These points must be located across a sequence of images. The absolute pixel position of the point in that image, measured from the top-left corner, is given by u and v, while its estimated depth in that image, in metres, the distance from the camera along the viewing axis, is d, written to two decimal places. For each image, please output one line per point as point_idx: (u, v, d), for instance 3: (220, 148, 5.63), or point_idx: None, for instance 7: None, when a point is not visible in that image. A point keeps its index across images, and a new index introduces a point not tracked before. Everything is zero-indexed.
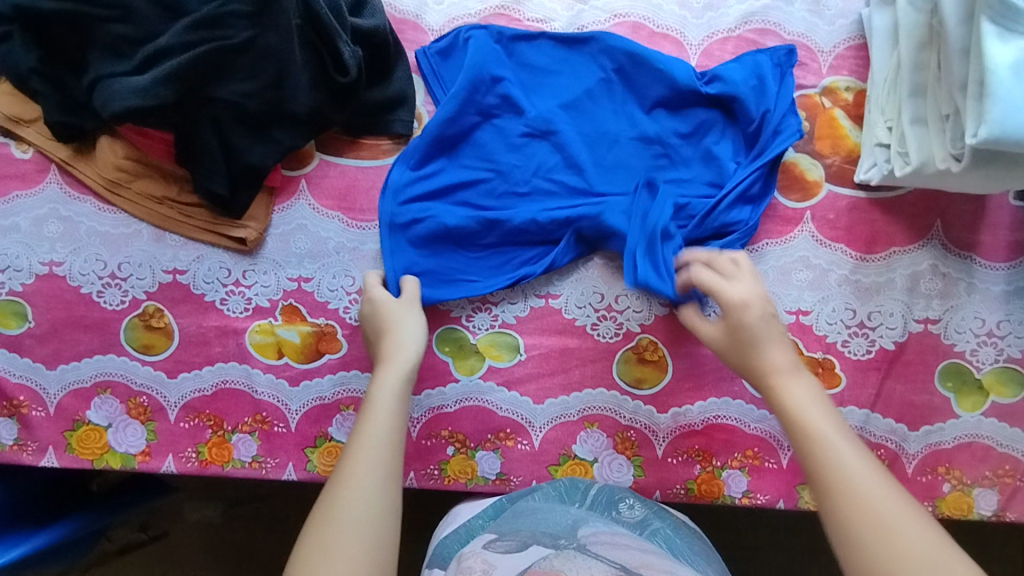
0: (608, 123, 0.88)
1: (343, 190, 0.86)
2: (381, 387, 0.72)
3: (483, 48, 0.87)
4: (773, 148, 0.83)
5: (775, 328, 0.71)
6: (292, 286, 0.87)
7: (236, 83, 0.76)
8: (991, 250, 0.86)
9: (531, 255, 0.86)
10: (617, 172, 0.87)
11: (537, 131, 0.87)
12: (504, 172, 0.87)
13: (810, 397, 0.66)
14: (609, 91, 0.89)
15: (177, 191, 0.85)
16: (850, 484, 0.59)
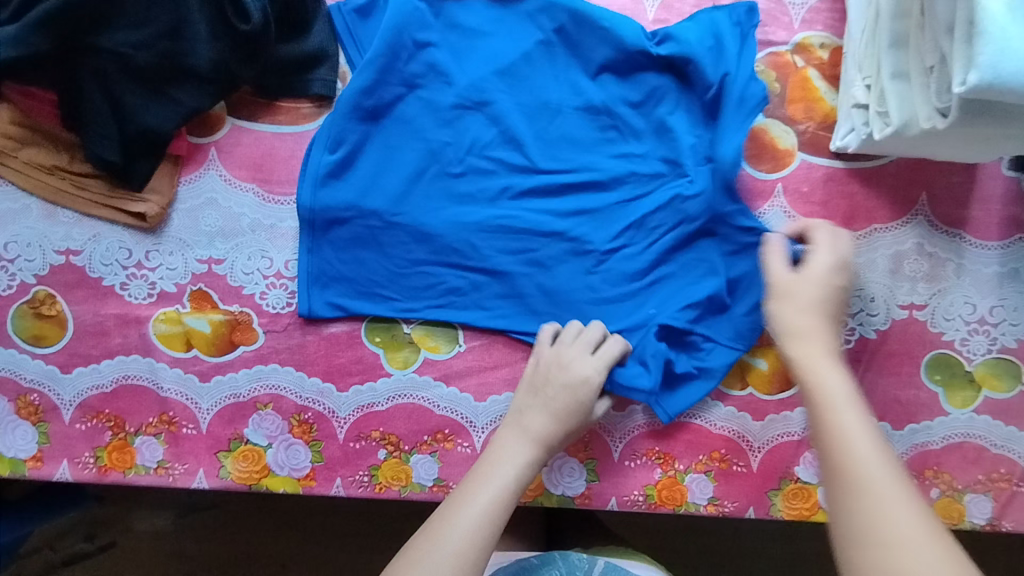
0: (547, 93, 0.78)
1: (259, 160, 0.77)
2: (514, 433, 0.67)
3: (404, 8, 0.77)
4: (737, 115, 0.75)
5: (819, 293, 0.63)
6: (201, 269, 0.78)
7: (123, 31, 0.68)
8: (981, 227, 0.77)
9: (462, 279, 0.76)
10: (562, 147, 0.78)
11: (469, 102, 0.78)
12: (436, 153, 0.77)
13: (841, 382, 0.56)
14: (549, 58, 0.79)
15: (69, 160, 0.75)
16: (866, 477, 0.49)
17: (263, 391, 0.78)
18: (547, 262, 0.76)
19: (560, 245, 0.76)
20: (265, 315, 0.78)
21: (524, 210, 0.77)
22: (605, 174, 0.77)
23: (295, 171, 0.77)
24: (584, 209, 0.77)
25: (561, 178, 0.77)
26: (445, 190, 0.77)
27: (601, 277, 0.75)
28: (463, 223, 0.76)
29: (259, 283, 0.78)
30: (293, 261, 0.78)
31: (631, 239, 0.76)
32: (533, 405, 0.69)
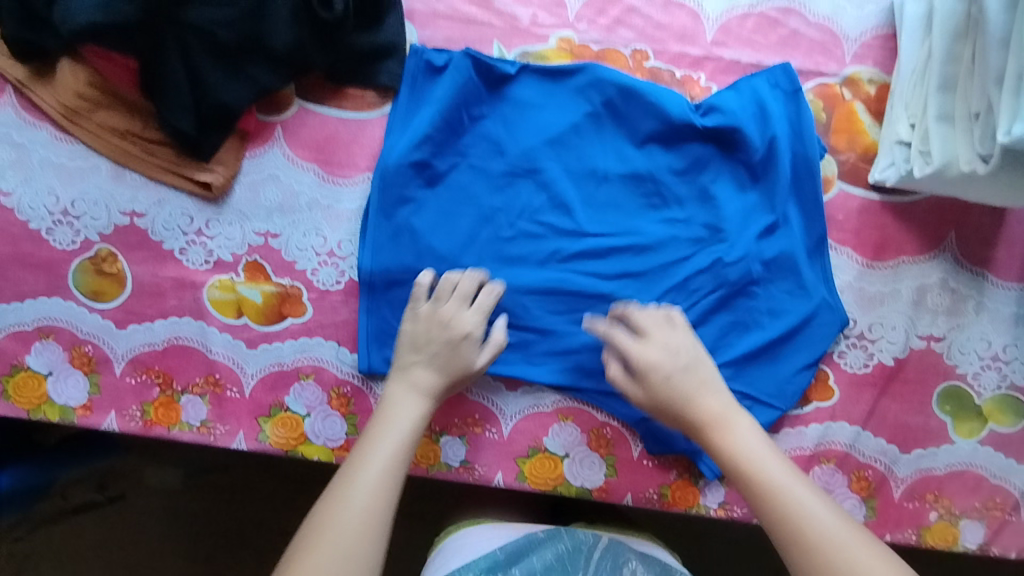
0: (595, 160, 0.81)
1: (322, 142, 0.80)
2: (403, 390, 0.72)
3: (466, 84, 0.79)
4: (781, 176, 0.79)
5: (697, 376, 0.71)
6: (258, 242, 0.81)
7: (209, 8, 0.69)
8: (1004, 268, 0.81)
9: (512, 338, 0.80)
10: (607, 212, 0.81)
11: (520, 169, 0.80)
12: (489, 217, 0.80)
13: (758, 450, 0.67)
14: (598, 130, 0.81)
15: (142, 126, 0.78)
16: (796, 507, 0.62)
17: (306, 362, 0.82)
18: (593, 322, 0.80)
19: (606, 307, 0.79)
20: (315, 291, 0.81)
21: (574, 274, 0.80)
22: (648, 238, 0.80)
23: (356, 156, 0.80)
24: (629, 271, 0.80)
25: (608, 241, 0.80)
26: (497, 252, 0.80)
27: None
28: (515, 284, 0.79)
29: (312, 259, 0.81)
30: (346, 241, 0.81)
31: (673, 301, 0.79)
32: (423, 360, 0.73)
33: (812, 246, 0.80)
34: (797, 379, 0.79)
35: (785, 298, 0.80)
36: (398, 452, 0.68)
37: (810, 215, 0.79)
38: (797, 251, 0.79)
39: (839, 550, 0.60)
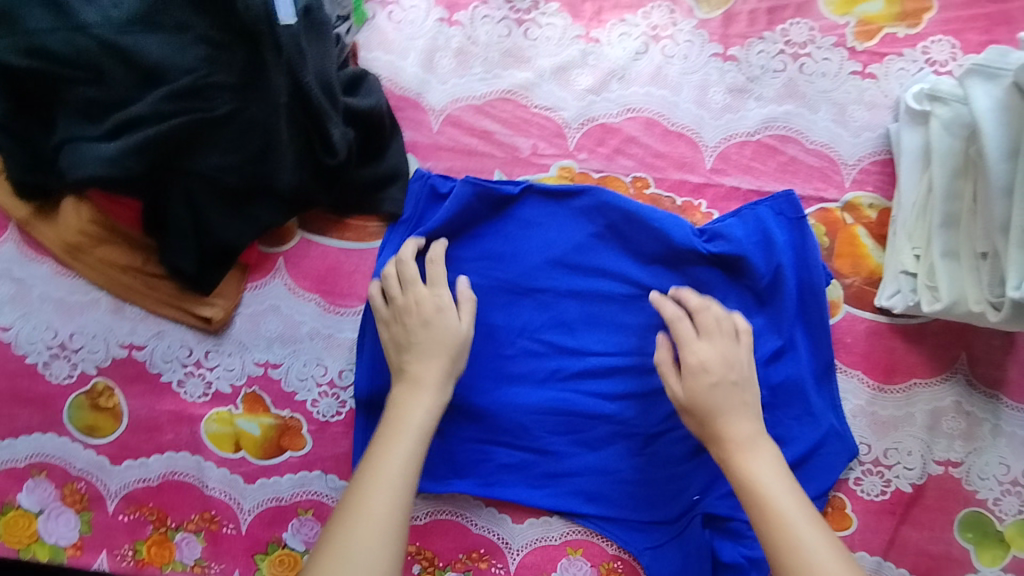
0: (597, 282, 0.78)
1: (323, 272, 0.79)
2: (410, 390, 0.68)
3: (468, 211, 0.77)
4: (790, 305, 0.76)
5: (736, 396, 0.68)
6: (257, 372, 0.79)
7: (213, 156, 0.68)
8: (1018, 390, 0.79)
9: (514, 459, 0.78)
10: (610, 332, 0.78)
11: (520, 288, 0.78)
12: (489, 338, 0.78)
13: (767, 471, 0.64)
14: (601, 254, 0.78)
15: (143, 261, 0.77)
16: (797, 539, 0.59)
17: (305, 497, 0.79)
18: (594, 443, 0.78)
19: (607, 428, 0.78)
20: (315, 422, 0.79)
21: (575, 394, 0.78)
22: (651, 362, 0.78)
23: (358, 286, 0.79)
24: (631, 393, 0.78)
25: (613, 364, 0.78)
26: (499, 372, 0.78)
27: (647, 459, 0.78)
28: (517, 406, 0.78)
29: (312, 390, 0.79)
30: (347, 370, 0.79)
31: (676, 423, 0.78)
32: (417, 356, 0.69)
33: (821, 372, 0.78)
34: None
35: (793, 424, 0.77)
36: (415, 446, 0.64)
37: (813, 338, 0.78)
38: (804, 381, 0.77)
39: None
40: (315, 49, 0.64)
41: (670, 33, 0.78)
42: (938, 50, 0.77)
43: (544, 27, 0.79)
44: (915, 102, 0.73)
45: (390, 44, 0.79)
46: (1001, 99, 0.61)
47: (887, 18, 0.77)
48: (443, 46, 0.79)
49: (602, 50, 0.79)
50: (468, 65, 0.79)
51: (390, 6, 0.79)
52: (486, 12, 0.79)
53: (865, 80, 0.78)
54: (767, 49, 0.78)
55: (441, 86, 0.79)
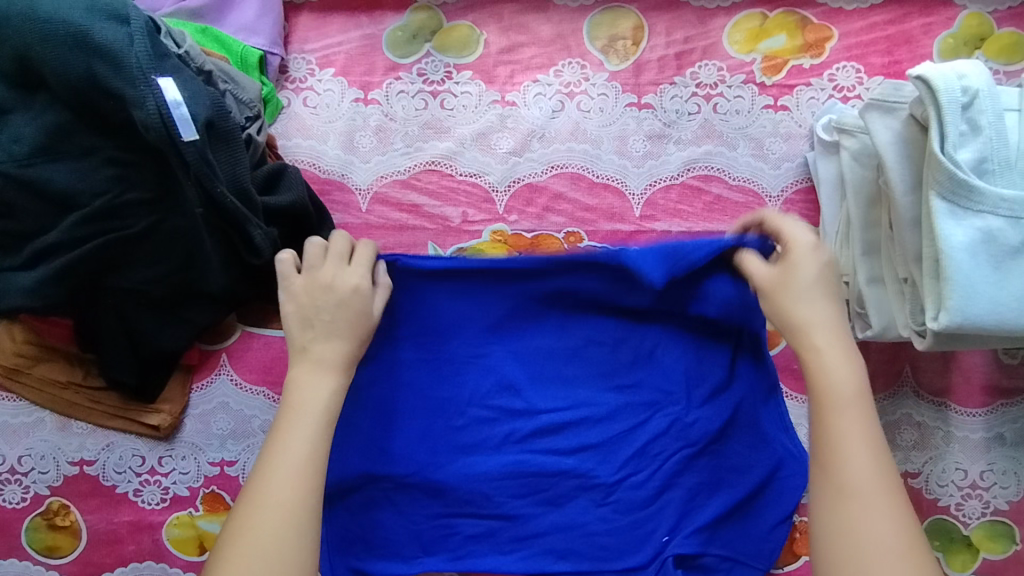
0: (538, 339, 0.74)
1: (269, 363, 0.79)
2: (309, 368, 0.60)
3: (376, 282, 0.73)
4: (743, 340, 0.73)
5: (830, 283, 0.58)
6: (214, 471, 0.78)
7: (137, 271, 0.68)
8: (965, 396, 0.80)
9: (480, 529, 0.73)
10: (557, 386, 0.74)
11: (461, 354, 0.74)
12: (437, 409, 0.73)
13: (855, 394, 0.54)
14: (539, 312, 0.74)
15: (84, 375, 0.76)
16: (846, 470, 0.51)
17: None
18: (558, 500, 0.73)
19: (567, 483, 0.73)
20: None
21: (531, 454, 0.73)
22: (601, 410, 0.74)
23: None
24: (587, 444, 0.73)
25: (563, 417, 0.73)
26: (448, 445, 0.73)
27: (612, 508, 0.72)
28: (474, 475, 0.72)
29: None
30: None
31: (637, 466, 0.73)
32: (320, 336, 0.62)
33: (768, 392, 0.73)
34: (774, 535, 0.73)
35: (747, 453, 0.73)
36: (318, 431, 0.57)
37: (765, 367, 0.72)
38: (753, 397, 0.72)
39: (860, 514, 0.50)
40: (224, 158, 0.64)
41: (584, 89, 0.80)
42: (844, 76, 0.78)
43: (460, 95, 0.80)
44: (825, 132, 0.75)
45: (308, 129, 0.79)
46: (899, 130, 0.63)
47: (791, 51, 0.79)
48: (362, 125, 0.79)
49: (519, 112, 0.80)
50: (389, 141, 0.79)
51: (304, 92, 0.80)
52: (400, 87, 0.80)
53: (778, 113, 0.79)
54: (679, 93, 0.79)
55: (364, 164, 0.79)
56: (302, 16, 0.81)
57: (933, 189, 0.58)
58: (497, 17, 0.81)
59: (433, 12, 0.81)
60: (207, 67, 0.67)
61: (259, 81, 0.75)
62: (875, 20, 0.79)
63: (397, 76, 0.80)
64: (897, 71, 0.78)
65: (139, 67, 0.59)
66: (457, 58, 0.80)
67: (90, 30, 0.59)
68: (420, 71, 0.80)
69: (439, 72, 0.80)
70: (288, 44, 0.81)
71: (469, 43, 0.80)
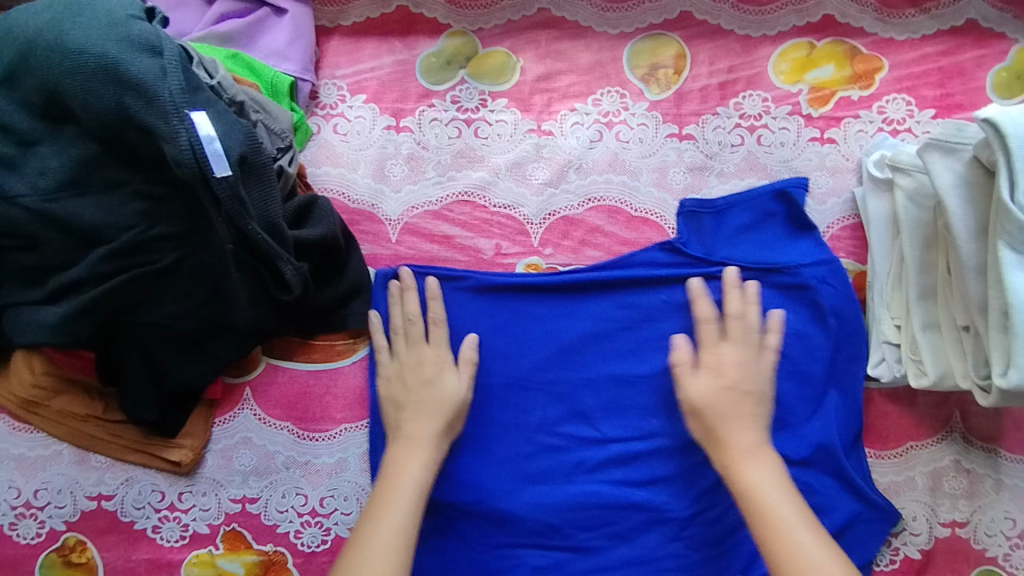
0: (611, 364, 0.71)
1: (293, 399, 0.76)
2: (405, 452, 0.64)
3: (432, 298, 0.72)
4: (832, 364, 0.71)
5: None
6: (235, 508, 0.75)
7: (163, 306, 0.66)
8: (1016, 442, 0.76)
9: (547, 561, 0.68)
10: (628, 414, 0.70)
11: (529, 379, 0.71)
12: (503, 434, 0.70)
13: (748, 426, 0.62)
14: (615, 337, 0.71)
15: (104, 408, 0.74)
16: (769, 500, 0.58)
17: None
18: (628, 534, 0.68)
19: (639, 516, 0.68)
20: (301, 555, 0.74)
21: (602, 485, 0.69)
22: (675, 440, 0.69)
23: (329, 408, 0.76)
24: (659, 475, 0.69)
25: (636, 447, 0.69)
26: (514, 470, 0.69)
27: (685, 544, 0.67)
28: (542, 505, 0.68)
29: (294, 521, 0.75)
30: (328, 497, 0.75)
31: (712, 501, 0.68)
32: (414, 414, 0.66)
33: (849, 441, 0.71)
34: None
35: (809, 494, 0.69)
36: (405, 525, 0.59)
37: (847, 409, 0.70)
38: (836, 446, 0.69)
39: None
40: (256, 194, 0.62)
41: (623, 118, 0.77)
42: (894, 108, 0.75)
43: (494, 124, 0.77)
44: (877, 169, 0.72)
45: (338, 157, 0.77)
46: (963, 174, 0.60)
47: (839, 82, 0.76)
48: (393, 154, 0.77)
49: (556, 142, 0.77)
50: (421, 170, 0.77)
51: (334, 119, 0.77)
52: (433, 114, 0.77)
53: (825, 145, 0.76)
54: (722, 124, 0.77)
55: (395, 194, 0.76)
56: (333, 40, 0.79)
57: (1002, 239, 0.55)
58: (533, 43, 0.78)
59: (468, 38, 0.79)
60: (238, 98, 0.64)
61: (289, 108, 0.73)
62: (927, 50, 0.76)
63: (430, 103, 0.78)
64: (950, 104, 0.75)
65: (172, 101, 0.57)
66: (493, 86, 0.78)
67: (121, 61, 0.57)
68: (454, 99, 0.78)
69: (473, 100, 0.78)
70: (318, 70, 0.79)
71: (505, 70, 0.78)
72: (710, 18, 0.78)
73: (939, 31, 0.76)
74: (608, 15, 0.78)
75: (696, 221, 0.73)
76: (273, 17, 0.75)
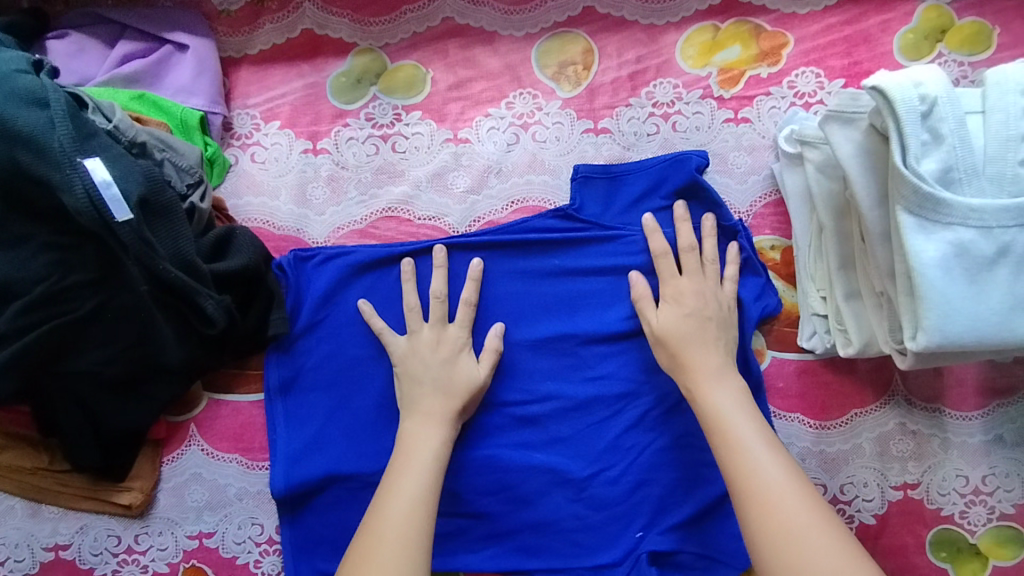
0: (510, 333, 0.73)
1: (239, 430, 0.76)
2: (421, 425, 0.66)
3: (332, 282, 0.74)
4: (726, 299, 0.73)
5: None
6: (193, 545, 0.75)
7: (90, 352, 0.65)
8: (959, 399, 0.76)
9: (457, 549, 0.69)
10: (524, 378, 0.72)
11: None
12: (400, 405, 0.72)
13: (720, 362, 0.64)
14: (512, 298, 0.73)
15: (50, 459, 0.74)
16: (723, 424, 0.60)
17: None
18: (530, 497, 0.70)
19: (540, 479, 0.70)
20: None
21: (500, 450, 0.71)
22: (570, 402, 0.71)
23: None
24: (559, 437, 0.71)
25: (535, 410, 0.72)
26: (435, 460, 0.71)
27: (586, 504, 0.70)
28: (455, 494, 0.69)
29: (252, 551, 0.75)
30: None
31: (609, 460, 0.70)
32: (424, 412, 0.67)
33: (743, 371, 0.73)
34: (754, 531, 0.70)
35: None
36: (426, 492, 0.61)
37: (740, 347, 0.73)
38: None
39: (793, 528, 0.52)
40: (165, 232, 0.63)
41: (538, 119, 0.77)
42: (804, 82, 0.76)
43: (411, 137, 0.78)
44: (788, 144, 0.73)
45: (259, 186, 0.77)
46: (862, 142, 0.61)
47: (746, 61, 0.77)
48: (313, 177, 0.77)
49: (474, 149, 0.77)
50: (342, 190, 0.77)
51: (251, 148, 0.78)
52: (349, 133, 0.78)
53: (739, 125, 0.76)
54: (636, 115, 0.77)
55: (319, 217, 0.77)
56: (242, 70, 0.79)
57: (899, 205, 0.56)
58: (442, 53, 0.79)
59: (376, 54, 0.79)
60: (140, 139, 0.65)
61: (203, 142, 0.74)
62: (831, 22, 0.77)
63: (345, 123, 0.78)
64: (858, 72, 0.75)
65: (63, 151, 0.58)
66: (405, 99, 0.78)
67: (8, 117, 0.58)
68: (368, 116, 0.78)
69: (388, 115, 0.78)
70: (232, 101, 0.79)
71: (416, 82, 0.78)
72: (613, 10, 0.78)
73: (841, 0, 0.77)
74: (513, 18, 0.79)
75: (591, 186, 0.74)
76: (177, 53, 0.76)
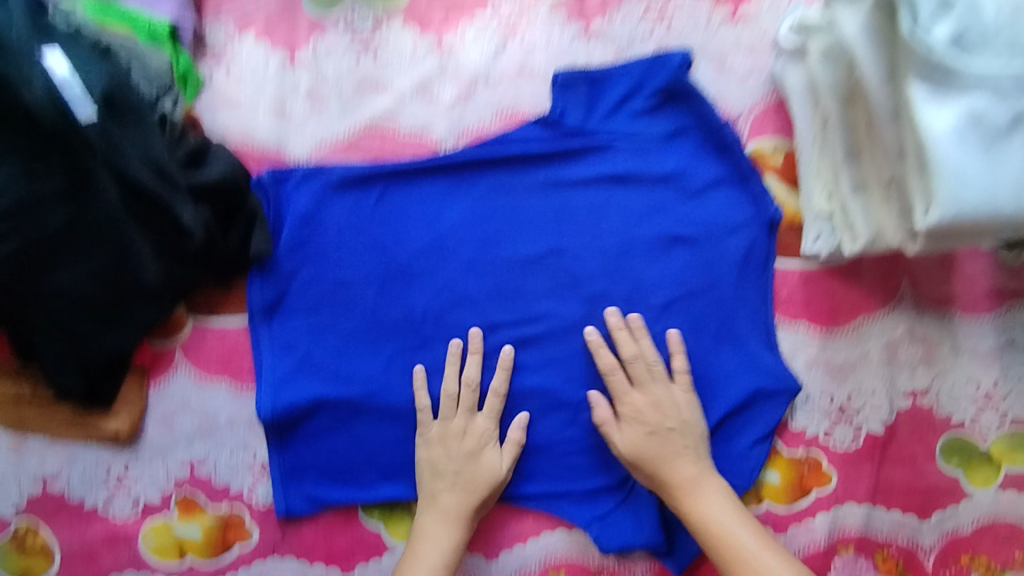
0: (497, 247, 0.70)
1: (226, 355, 0.74)
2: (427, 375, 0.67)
3: (313, 203, 0.71)
4: (718, 204, 0.71)
5: None
6: (185, 473, 0.73)
7: (64, 270, 0.62)
8: (970, 302, 0.73)
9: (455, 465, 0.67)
10: (513, 297, 0.70)
11: (411, 271, 0.70)
12: (389, 328, 0.70)
13: (697, 471, 0.65)
14: (499, 217, 0.71)
15: (32, 388, 0.72)
16: (726, 545, 0.61)
17: None
18: (526, 418, 0.69)
19: (535, 396, 0.69)
20: (258, 510, 0.73)
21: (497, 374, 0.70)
22: (564, 321, 0.70)
23: None
24: (552, 358, 0.70)
25: (528, 330, 0.70)
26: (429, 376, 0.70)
27: (582, 426, 0.69)
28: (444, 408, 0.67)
29: (246, 477, 0.73)
30: None
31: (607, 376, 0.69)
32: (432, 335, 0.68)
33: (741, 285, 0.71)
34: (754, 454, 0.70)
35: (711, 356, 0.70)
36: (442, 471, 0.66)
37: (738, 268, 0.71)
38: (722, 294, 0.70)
39: None
40: (134, 135, 0.61)
41: (526, 23, 0.74)
42: None
43: (393, 46, 0.74)
44: (788, 38, 0.70)
45: (235, 101, 0.74)
46: (865, 19, 0.57)
47: None
48: (292, 91, 0.74)
49: (459, 57, 0.74)
50: (322, 104, 0.74)
51: (225, 63, 0.74)
52: (328, 44, 0.74)
53: (737, 23, 0.73)
54: (629, 15, 0.73)
55: (300, 132, 0.73)
56: None
57: (911, 72, 0.52)
58: None
59: None
60: (103, 42, 0.63)
61: (173, 54, 0.71)
62: None
63: (323, 33, 0.74)
64: None
65: (20, 45, 0.56)
66: (386, 6, 0.74)
67: None
68: (348, 25, 0.74)
69: (368, 24, 0.74)
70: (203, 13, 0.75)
71: None
72: None
73: None
74: None
75: (572, 92, 0.72)
76: None
